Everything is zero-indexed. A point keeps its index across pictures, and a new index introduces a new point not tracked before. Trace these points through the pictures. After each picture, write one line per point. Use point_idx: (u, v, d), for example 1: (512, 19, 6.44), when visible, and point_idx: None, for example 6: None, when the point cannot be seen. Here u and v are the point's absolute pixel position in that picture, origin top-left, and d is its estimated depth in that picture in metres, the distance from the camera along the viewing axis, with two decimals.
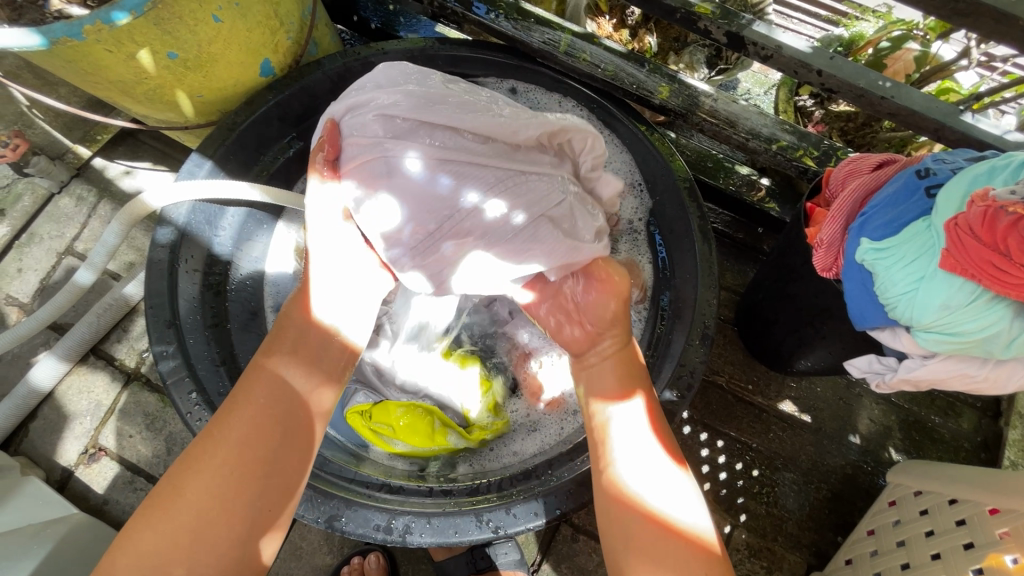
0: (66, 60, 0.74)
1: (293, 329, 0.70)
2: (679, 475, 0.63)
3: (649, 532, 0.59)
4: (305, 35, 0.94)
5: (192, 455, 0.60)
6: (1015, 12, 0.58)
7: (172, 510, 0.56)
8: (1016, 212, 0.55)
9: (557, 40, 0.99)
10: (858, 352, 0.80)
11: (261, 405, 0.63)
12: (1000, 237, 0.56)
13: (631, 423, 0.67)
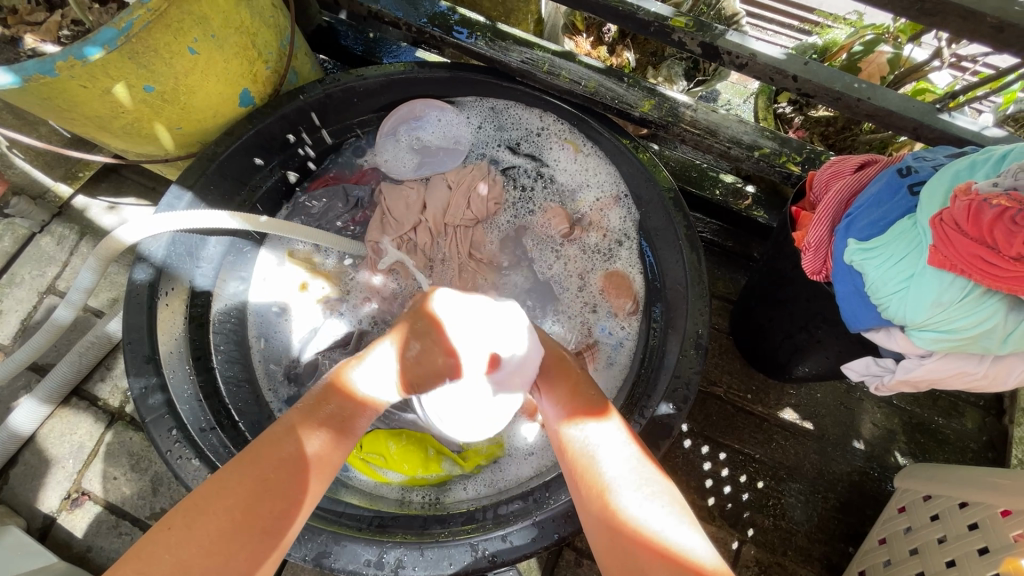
0: (40, 97, 0.74)
1: (332, 405, 0.60)
2: (668, 491, 0.56)
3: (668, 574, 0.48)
4: (284, 64, 0.94)
5: (198, 505, 0.51)
6: (980, 9, 0.59)
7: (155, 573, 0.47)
8: (1000, 203, 0.54)
9: (535, 59, 0.99)
10: (854, 355, 0.78)
11: (289, 463, 0.55)
12: (986, 230, 0.54)
13: (611, 446, 0.60)
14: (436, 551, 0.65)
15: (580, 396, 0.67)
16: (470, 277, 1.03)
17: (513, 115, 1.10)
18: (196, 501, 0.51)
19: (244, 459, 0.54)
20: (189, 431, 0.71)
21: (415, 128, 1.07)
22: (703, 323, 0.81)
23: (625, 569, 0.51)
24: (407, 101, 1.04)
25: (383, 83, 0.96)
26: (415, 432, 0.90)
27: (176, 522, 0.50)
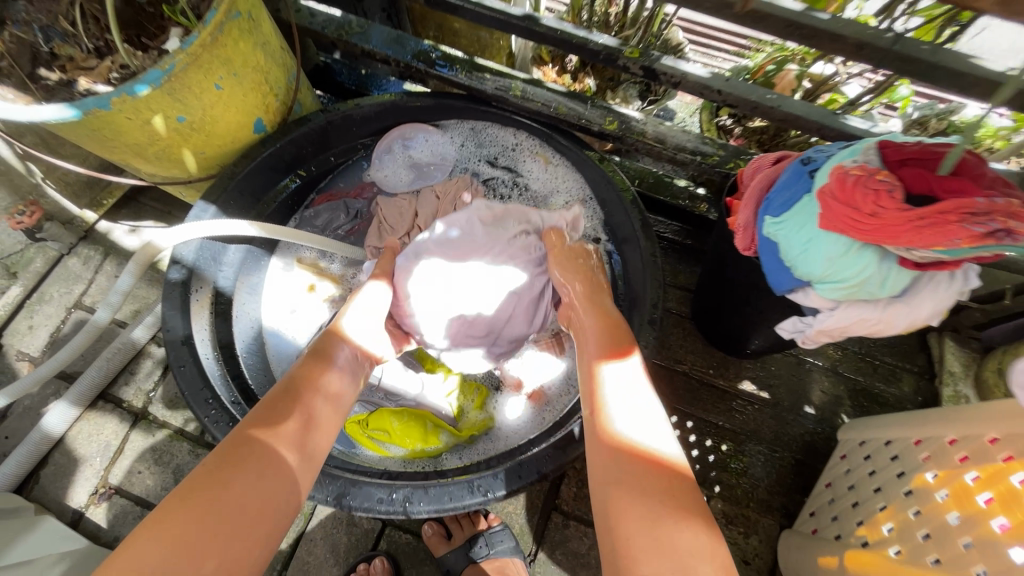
0: (91, 129, 0.88)
1: (328, 343, 0.82)
2: (659, 416, 0.67)
3: (647, 469, 0.60)
4: (291, 97, 1.11)
5: (231, 448, 0.64)
6: (843, 32, 0.76)
7: (211, 495, 0.59)
8: (857, 173, 0.66)
9: (507, 86, 1.16)
10: (784, 317, 0.92)
11: (304, 404, 0.72)
12: (850, 194, 0.66)
13: (624, 378, 0.71)
14: (437, 488, 0.76)
15: (612, 332, 0.80)
16: None
17: (490, 134, 1.26)
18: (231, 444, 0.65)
19: (263, 412, 0.69)
20: (223, 402, 0.82)
21: (408, 147, 1.22)
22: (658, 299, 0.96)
23: (615, 471, 0.61)
24: (398, 125, 1.21)
25: (376, 110, 1.13)
26: (415, 409, 1.01)
27: (213, 460, 0.63)
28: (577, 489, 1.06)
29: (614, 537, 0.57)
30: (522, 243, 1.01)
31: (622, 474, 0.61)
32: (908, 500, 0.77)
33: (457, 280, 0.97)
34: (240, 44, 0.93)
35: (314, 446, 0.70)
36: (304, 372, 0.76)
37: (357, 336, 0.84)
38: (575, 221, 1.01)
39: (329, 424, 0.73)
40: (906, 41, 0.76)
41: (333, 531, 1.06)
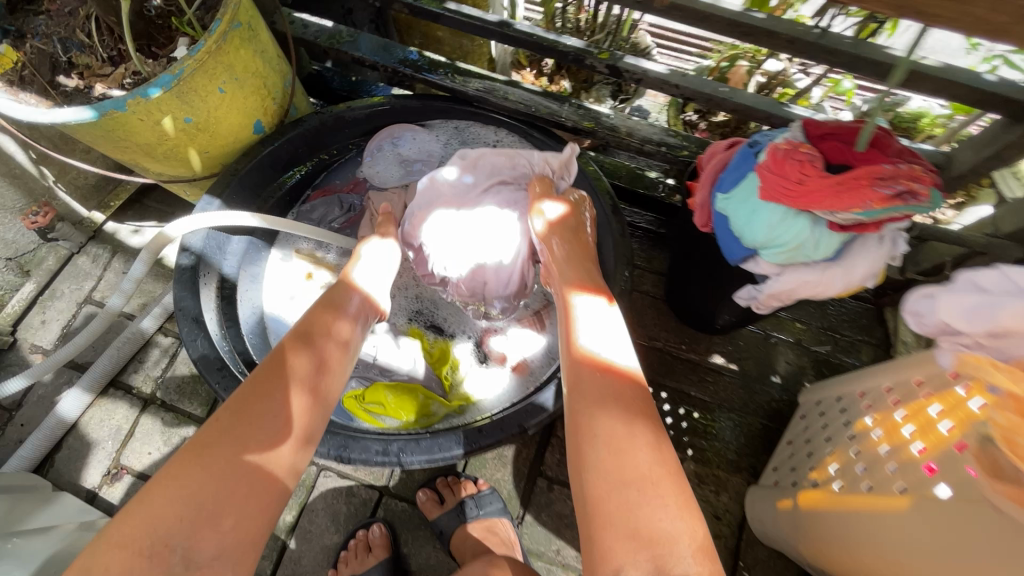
0: (106, 130, 0.96)
1: (338, 292, 0.93)
2: (622, 340, 0.79)
3: (608, 377, 0.72)
4: (287, 100, 1.20)
5: (241, 408, 0.72)
6: (777, 29, 0.86)
7: (216, 462, 0.66)
8: (785, 148, 0.77)
9: (488, 87, 1.28)
10: (739, 285, 1.01)
11: (314, 351, 0.81)
12: (780, 165, 0.77)
13: (595, 311, 0.83)
14: (427, 441, 0.83)
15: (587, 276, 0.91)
16: None
17: (474, 132, 1.35)
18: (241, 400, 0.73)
19: (270, 364, 0.77)
20: (232, 371, 0.90)
21: (396, 145, 1.30)
22: (625, 281, 1.01)
23: (584, 381, 0.73)
24: (388, 125, 1.31)
25: (368, 112, 1.25)
26: (407, 383, 1.09)
27: (223, 420, 0.71)
28: (560, 455, 1.15)
29: (585, 469, 0.65)
30: (510, 195, 1.11)
31: (592, 415, 0.68)
32: (851, 443, 0.86)
33: (457, 227, 1.09)
34: (240, 51, 1.02)
35: (319, 400, 0.78)
36: (316, 319, 0.86)
37: (364, 283, 0.95)
38: (563, 166, 1.06)
39: (341, 366, 0.83)
40: (831, 36, 0.86)
41: (333, 501, 1.13)
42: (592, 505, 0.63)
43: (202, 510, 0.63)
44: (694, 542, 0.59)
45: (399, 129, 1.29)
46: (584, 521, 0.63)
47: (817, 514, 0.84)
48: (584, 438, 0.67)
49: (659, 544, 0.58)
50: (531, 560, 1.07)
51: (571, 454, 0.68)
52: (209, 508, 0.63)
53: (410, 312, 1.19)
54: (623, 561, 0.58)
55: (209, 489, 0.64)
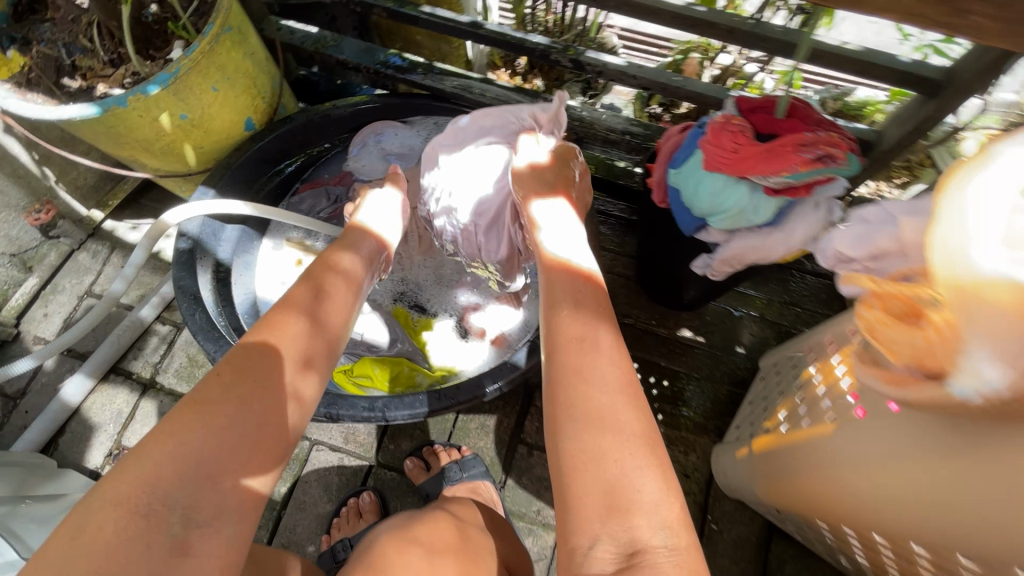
0: (108, 126, 1.04)
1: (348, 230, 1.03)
2: (585, 249, 0.85)
3: (564, 274, 0.79)
4: (275, 100, 1.30)
5: (241, 365, 0.69)
6: (716, 20, 0.96)
7: (212, 420, 0.63)
8: (719, 122, 0.88)
9: (464, 86, 1.39)
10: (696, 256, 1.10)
11: (314, 288, 0.85)
12: (716, 137, 0.87)
13: (564, 223, 0.89)
14: (409, 398, 0.90)
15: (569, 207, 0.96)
16: (426, 245, 1.26)
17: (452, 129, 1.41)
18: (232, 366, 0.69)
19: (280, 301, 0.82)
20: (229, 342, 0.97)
21: (379, 140, 1.38)
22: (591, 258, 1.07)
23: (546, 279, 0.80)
24: (370, 123, 1.39)
25: (352, 110, 1.34)
26: (393, 357, 1.18)
27: (219, 381, 0.67)
28: (538, 423, 1.22)
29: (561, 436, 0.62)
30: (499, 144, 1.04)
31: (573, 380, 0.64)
32: (798, 390, 0.94)
33: (451, 174, 1.06)
34: (232, 53, 1.11)
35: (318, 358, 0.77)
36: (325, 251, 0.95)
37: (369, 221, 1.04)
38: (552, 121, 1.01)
39: (342, 305, 0.87)
40: (764, 25, 0.96)
41: (326, 473, 1.19)
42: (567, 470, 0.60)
43: (201, 467, 0.60)
44: (671, 515, 0.56)
45: (380, 127, 1.38)
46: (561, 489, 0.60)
47: (785, 454, 0.86)
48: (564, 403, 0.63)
49: (632, 514, 0.55)
50: (514, 521, 1.14)
51: (549, 420, 0.65)
52: (212, 465, 0.61)
53: (395, 293, 1.26)
54: (597, 530, 0.56)
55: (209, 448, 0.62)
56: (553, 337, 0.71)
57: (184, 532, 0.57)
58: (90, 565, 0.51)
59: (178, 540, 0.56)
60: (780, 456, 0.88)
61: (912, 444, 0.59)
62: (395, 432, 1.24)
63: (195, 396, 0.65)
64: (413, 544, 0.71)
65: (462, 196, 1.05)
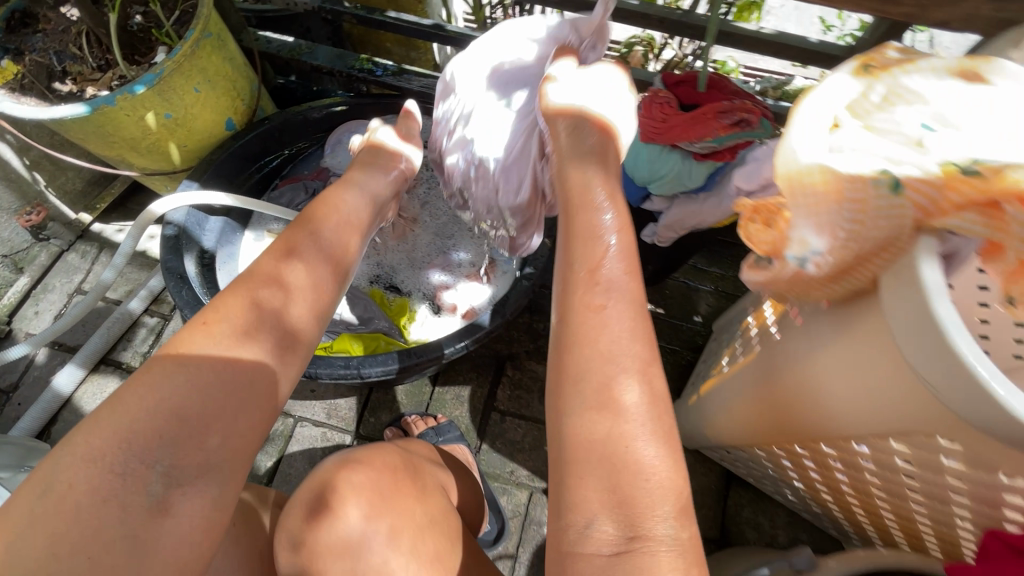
0: (96, 125, 1.12)
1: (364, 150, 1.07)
2: (600, 96, 0.74)
3: (565, 118, 0.72)
4: (254, 103, 1.40)
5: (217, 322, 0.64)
6: (647, 11, 1.08)
7: (201, 377, 0.59)
8: (649, 97, 0.99)
9: (430, 84, 1.50)
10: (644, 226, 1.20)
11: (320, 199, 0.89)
12: (647, 110, 0.98)
13: (589, 72, 0.77)
14: (383, 356, 1.00)
15: None
16: (400, 231, 1.35)
17: None
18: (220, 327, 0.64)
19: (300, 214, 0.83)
20: None
21: (353, 138, 1.47)
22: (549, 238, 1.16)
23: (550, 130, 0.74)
24: (343, 122, 1.48)
25: (326, 112, 1.44)
26: (371, 332, 1.24)
27: (203, 338, 0.62)
28: (509, 391, 1.30)
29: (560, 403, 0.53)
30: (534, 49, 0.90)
31: (579, 336, 0.53)
32: (737, 338, 1.03)
33: (474, 79, 0.96)
34: (212, 57, 1.20)
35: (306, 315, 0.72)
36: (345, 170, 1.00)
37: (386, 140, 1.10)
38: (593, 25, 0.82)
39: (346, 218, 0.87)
40: (690, 15, 1.08)
41: (310, 447, 1.26)
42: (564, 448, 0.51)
43: (185, 426, 0.57)
44: (672, 506, 0.48)
45: (353, 124, 1.47)
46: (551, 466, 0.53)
47: (744, 368, 0.88)
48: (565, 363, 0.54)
49: (632, 501, 0.47)
50: (488, 481, 1.21)
51: (549, 387, 0.54)
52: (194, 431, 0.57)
53: (371, 276, 1.35)
54: (595, 510, 0.48)
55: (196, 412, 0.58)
56: (566, 285, 0.58)
57: (164, 490, 0.55)
58: (62, 521, 0.50)
59: (157, 499, 0.55)
60: (738, 398, 0.89)
61: (831, 344, 0.63)
62: (375, 406, 1.31)
63: (180, 346, 0.61)
64: (353, 465, 0.75)
65: (476, 109, 0.94)
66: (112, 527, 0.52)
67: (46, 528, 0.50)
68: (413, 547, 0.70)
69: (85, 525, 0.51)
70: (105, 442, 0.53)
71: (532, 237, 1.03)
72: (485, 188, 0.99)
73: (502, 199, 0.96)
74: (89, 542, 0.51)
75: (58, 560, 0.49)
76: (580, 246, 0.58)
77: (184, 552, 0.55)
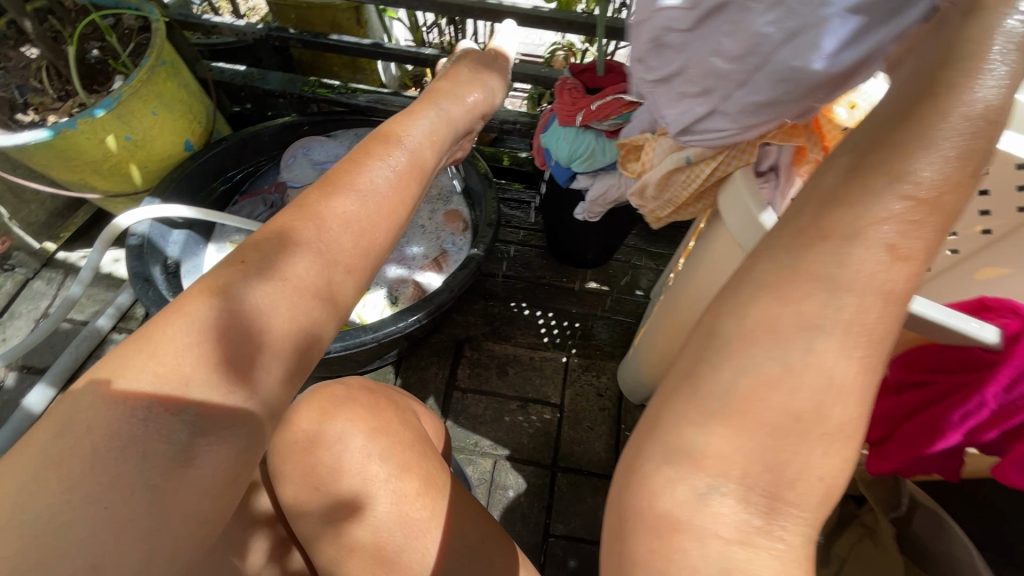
0: (58, 150, 1.20)
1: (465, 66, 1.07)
2: None
3: None
4: (210, 127, 1.50)
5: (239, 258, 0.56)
6: None
7: (245, 324, 0.52)
8: (565, 85, 1.17)
9: (376, 98, 1.63)
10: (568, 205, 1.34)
11: (414, 122, 0.82)
12: (562, 94, 1.15)
13: None
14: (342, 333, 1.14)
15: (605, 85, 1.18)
16: None
17: None
18: (274, 284, 0.54)
19: (373, 136, 0.73)
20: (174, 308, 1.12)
21: (307, 152, 1.59)
22: (488, 224, 1.30)
23: None
24: (298, 139, 1.60)
25: (281, 128, 1.55)
26: None
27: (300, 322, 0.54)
28: (468, 370, 1.40)
29: (744, 336, 0.42)
30: None
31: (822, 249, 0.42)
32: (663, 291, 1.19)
33: None
34: (168, 83, 1.31)
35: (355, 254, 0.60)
36: (442, 90, 0.96)
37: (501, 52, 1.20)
38: None
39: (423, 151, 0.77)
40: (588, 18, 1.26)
41: None
42: (732, 398, 0.41)
43: (214, 371, 0.50)
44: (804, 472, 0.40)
45: (306, 139, 1.59)
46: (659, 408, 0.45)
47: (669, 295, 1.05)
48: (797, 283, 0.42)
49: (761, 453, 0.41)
50: (455, 454, 1.28)
51: None
52: (218, 385, 0.50)
53: None
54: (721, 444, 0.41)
55: (227, 366, 0.51)
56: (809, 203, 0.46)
57: (189, 438, 0.49)
58: (76, 471, 0.45)
59: (181, 447, 0.48)
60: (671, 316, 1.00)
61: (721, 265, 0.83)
62: None
63: (215, 290, 0.53)
64: (333, 382, 0.80)
65: None
66: (133, 476, 0.46)
67: (60, 474, 0.45)
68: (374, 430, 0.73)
69: (101, 473, 0.46)
70: (132, 384, 0.48)
71: (722, 120, 0.76)
72: (783, 28, 0.64)
73: (790, 54, 0.64)
74: (104, 491, 0.45)
75: (74, 506, 0.44)
76: (932, 135, 0.43)
77: (202, 506, 0.49)
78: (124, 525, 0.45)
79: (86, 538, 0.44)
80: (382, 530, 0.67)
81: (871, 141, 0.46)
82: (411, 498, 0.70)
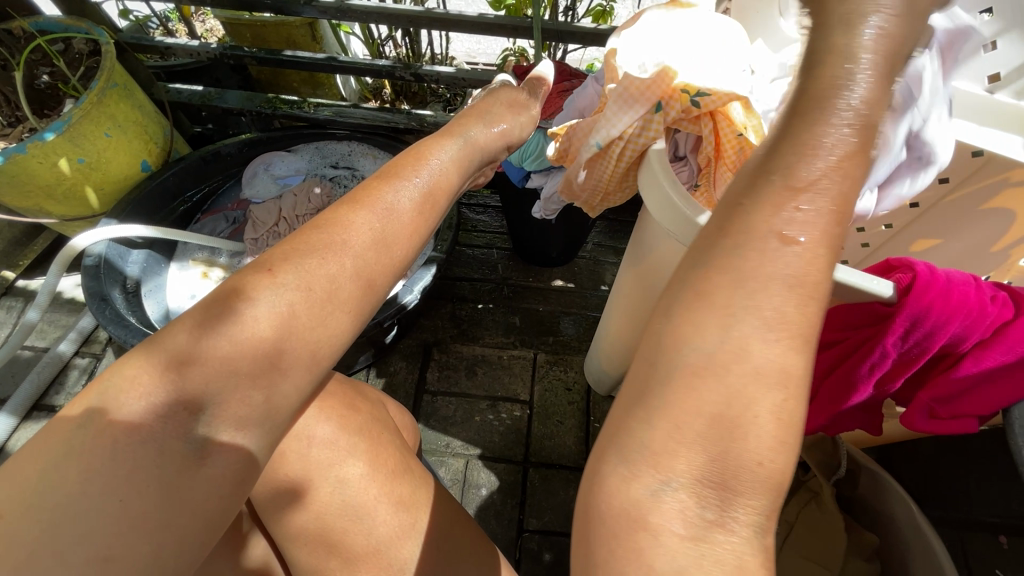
0: (9, 175, 1.20)
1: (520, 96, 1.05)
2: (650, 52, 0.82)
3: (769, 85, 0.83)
4: (168, 147, 1.51)
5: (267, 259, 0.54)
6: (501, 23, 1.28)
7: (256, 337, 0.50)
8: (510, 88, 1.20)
9: (337, 111, 1.65)
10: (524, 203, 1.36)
11: (434, 139, 0.80)
12: None
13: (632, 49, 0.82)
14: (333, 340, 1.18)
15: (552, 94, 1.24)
16: None
17: (330, 147, 1.62)
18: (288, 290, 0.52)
19: (405, 157, 0.71)
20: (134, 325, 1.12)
21: (269, 168, 1.58)
22: (449, 227, 1.31)
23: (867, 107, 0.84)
24: (259, 155, 1.60)
25: (242, 146, 1.56)
26: None
27: (332, 323, 0.54)
28: (438, 372, 1.41)
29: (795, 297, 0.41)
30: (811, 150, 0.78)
31: (783, 195, 0.41)
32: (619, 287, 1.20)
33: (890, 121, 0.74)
34: (120, 105, 1.31)
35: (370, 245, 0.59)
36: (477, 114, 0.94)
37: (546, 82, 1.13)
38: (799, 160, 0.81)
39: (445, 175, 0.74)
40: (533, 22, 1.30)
41: None
42: (779, 358, 0.39)
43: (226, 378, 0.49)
44: None
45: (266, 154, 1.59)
46: (667, 371, 0.41)
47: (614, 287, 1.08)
48: (769, 228, 0.41)
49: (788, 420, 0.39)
50: (426, 456, 1.28)
51: None
52: (232, 389, 0.49)
53: None
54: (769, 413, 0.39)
55: (237, 368, 0.49)
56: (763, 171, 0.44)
57: (203, 439, 0.48)
58: (71, 482, 0.44)
59: (196, 446, 0.48)
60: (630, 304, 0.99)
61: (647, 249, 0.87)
62: None
63: (242, 294, 0.51)
64: None
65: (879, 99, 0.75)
66: (144, 475, 0.46)
67: (77, 466, 0.45)
68: (342, 421, 0.74)
69: (119, 466, 0.46)
70: (153, 384, 0.48)
71: None
72: None
73: None
74: (108, 498, 0.45)
75: (88, 498, 0.44)
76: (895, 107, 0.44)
77: (212, 504, 0.49)
78: (133, 520, 0.45)
79: (87, 545, 0.43)
80: (374, 521, 0.70)
81: (794, 88, 0.46)
82: (381, 482, 0.72)
